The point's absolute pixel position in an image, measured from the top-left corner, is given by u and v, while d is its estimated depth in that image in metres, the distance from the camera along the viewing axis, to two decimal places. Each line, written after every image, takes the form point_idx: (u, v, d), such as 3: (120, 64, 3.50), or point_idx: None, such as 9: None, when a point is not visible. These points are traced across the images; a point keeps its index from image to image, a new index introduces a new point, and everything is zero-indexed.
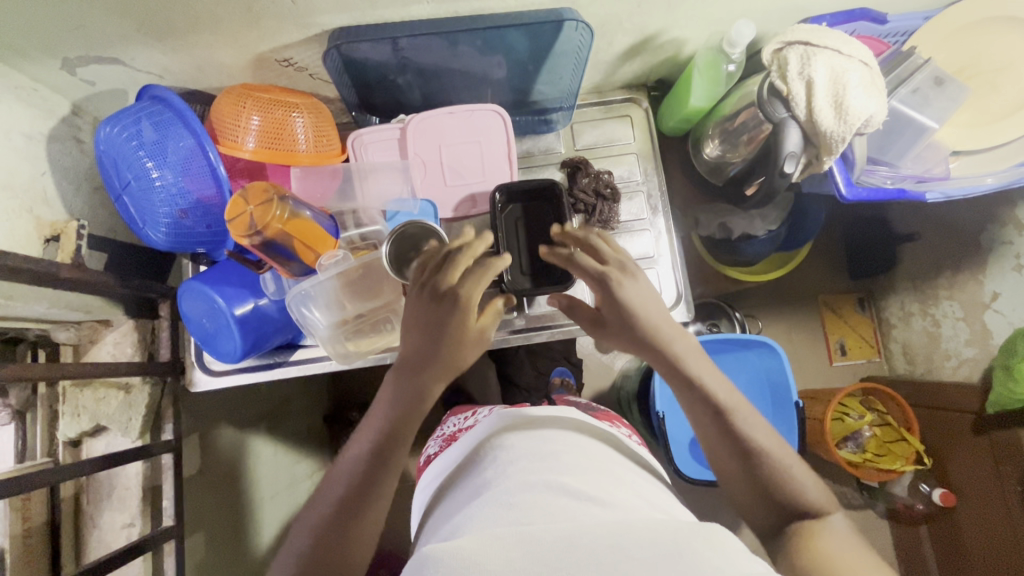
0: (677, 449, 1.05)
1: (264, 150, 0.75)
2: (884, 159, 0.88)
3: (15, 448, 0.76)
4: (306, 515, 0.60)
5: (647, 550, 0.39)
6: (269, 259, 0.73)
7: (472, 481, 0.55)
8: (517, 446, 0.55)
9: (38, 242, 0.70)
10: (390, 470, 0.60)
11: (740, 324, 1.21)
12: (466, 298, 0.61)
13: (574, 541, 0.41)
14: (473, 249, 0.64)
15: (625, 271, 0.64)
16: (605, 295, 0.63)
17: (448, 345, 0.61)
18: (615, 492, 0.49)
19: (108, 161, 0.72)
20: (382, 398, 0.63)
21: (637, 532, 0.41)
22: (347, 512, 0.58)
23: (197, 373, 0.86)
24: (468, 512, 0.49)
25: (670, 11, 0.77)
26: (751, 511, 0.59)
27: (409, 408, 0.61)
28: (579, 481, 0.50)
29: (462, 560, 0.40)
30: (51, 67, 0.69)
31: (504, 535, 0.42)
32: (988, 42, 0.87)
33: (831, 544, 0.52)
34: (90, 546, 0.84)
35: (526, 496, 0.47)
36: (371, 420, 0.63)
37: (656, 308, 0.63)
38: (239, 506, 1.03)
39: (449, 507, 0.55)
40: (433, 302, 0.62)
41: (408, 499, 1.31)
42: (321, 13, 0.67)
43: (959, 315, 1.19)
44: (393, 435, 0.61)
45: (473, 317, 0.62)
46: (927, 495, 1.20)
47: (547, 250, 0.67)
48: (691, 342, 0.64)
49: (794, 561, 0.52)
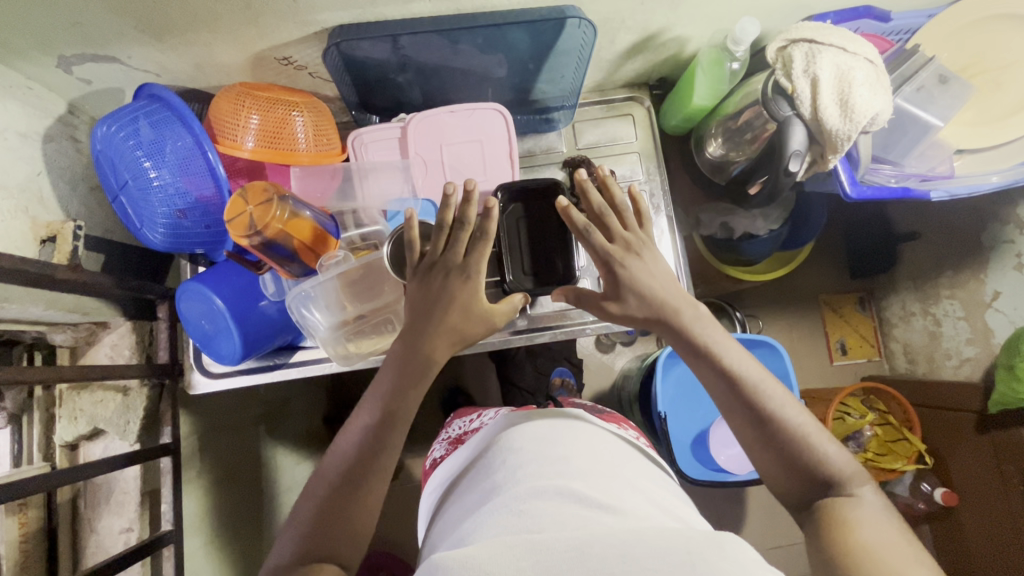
0: (678, 449, 1.04)
1: (264, 150, 0.75)
2: (888, 158, 0.87)
3: (13, 451, 0.75)
4: (310, 492, 0.59)
5: (659, 561, 0.38)
6: (269, 260, 0.72)
7: (482, 484, 0.54)
8: (525, 447, 0.55)
9: (34, 243, 0.69)
10: (395, 439, 0.61)
11: (740, 324, 1.21)
12: (474, 272, 0.63)
13: (585, 551, 0.40)
14: (468, 215, 0.58)
15: (631, 249, 0.64)
16: (609, 276, 0.65)
17: (454, 313, 0.63)
18: (624, 497, 0.48)
19: (106, 160, 0.71)
20: (385, 372, 0.64)
21: (649, 541, 0.40)
22: (354, 482, 0.58)
23: (197, 376, 0.84)
24: (480, 518, 0.48)
25: (673, 10, 0.76)
26: (780, 485, 0.59)
27: (413, 376, 0.63)
28: (589, 483, 0.49)
29: (472, 569, 0.40)
30: (47, 65, 0.68)
31: (514, 543, 0.42)
32: (991, 40, 0.87)
33: (867, 532, 0.51)
34: (87, 550, 0.83)
35: (537, 502, 0.47)
36: (374, 393, 0.64)
37: (659, 292, 0.64)
38: (237, 509, 1.02)
39: (458, 511, 0.54)
40: (444, 276, 0.63)
41: (407, 500, 1.30)
42: (320, 11, 0.66)
43: (960, 314, 1.19)
44: (399, 403, 0.62)
45: (481, 291, 0.64)
46: (928, 495, 1.18)
47: (567, 205, 0.63)
48: (701, 309, 0.64)
49: (827, 551, 0.51)
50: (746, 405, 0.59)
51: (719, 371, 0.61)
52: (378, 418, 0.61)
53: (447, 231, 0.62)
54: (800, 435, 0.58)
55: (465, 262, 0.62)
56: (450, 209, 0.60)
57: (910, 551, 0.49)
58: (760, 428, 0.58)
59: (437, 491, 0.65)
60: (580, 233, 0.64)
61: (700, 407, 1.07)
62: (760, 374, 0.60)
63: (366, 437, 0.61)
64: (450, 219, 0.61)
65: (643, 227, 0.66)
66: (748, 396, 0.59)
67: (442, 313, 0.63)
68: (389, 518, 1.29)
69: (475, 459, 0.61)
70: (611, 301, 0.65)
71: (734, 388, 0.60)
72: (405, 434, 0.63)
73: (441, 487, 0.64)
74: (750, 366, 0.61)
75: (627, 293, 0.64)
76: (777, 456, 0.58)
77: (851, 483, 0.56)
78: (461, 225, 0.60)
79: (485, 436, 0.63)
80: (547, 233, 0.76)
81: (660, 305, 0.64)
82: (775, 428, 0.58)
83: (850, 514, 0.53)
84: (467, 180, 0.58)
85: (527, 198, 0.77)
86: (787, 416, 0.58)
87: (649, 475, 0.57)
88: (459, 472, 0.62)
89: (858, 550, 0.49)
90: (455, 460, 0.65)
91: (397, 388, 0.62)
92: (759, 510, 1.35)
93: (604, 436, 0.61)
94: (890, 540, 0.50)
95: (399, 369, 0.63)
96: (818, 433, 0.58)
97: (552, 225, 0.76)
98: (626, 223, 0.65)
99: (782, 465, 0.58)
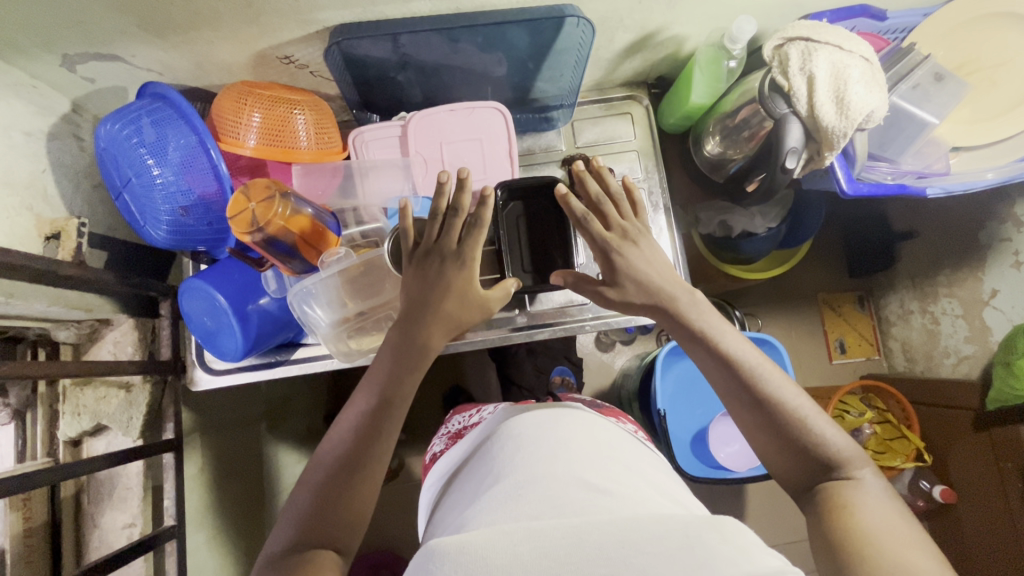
0: (678, 446, 1.04)
1: (265, 148, 0.75)
2: (884, 155, 0.88)
3: (14, 448, 0.77)
4: (306, 479, 0.60)
5: (658, 545, 0.39)
6: (270, 256, 0.73)
7: (481, 471, 0.55)
8: (523, 435, 0.56)
9: (38, 240, 0.70)
10: (392, 424, 0.62)
11: (740, 322, 1.22)
12: (469, 258, 0.65)
13: (583, 537, 0.40)
14: (462, 202, 0.61)
15: (627, 237, 0.66)
16: (607, 264, 0.66)
17: (451, 301, 0.65)
18: (620, 482, 0.49)
19: (109, 158, 0.71)
20: (382, 359, 0.65)
21: (646, 526, 0.41)
22: (352, 467, 0.59)
23: (198, 372, 0.84)
24: (479, 505, 0.49)
25: (671, 9, 0.77)
26: (782, 468, 0.59)
27: (410, 362, 0.64)
28: (587, 469, 0.50)
29: (469, 555, 0.40)
30: (51, 64, 0.69)
31: (512, 530, 0.42)
32: (986, 38, 0.87)
33: (867, 517, 0.51)
34: (90, 546, 0.83)
35: (535, 487, 0.48)
36: (371, 381, 0.64)
37: (656, 278, 0.66)
38: (239, 506, 1.02)
39: (457, 500, 0.55)
40: (439, 262, 0.65)
41: (407, 499, 1.30)
42: (321, 10, 0.67)
43: (958, 312, 1.19)
44: (396, 388, 0.63)
45: (475, 278, 0.66)
46: (926, 492, 1.19)
47: (566, 193, 0.64)
48: (697, 296, 0.66)
49: (828, 536, 0.51)
50: (744, 388, 0.60)
51: (716, 355, 0.62)
52: (375, 403, 0.62)
53: (441, 219, 0.64)
54: (798, 417, 0.58)
55: (459, 249, 0.64)
56: (444, 196, 0.63)
57: (910, 536, 0.49)
58: (759, 411, 0.59)
59: (436, 483, 0.65)
60: (579, 222, 0.65)
61: (699, 404, 1.07)
62: (756, 358, 0.61)
63: (364, 422, 0.61)
64: (444, 207, 0.64)
65: (638, 217, 0.68)
66: (746, 378, 0.60)
67: (438, 300, 0.65)
68: (389, 516, 1.30)
69: (474, 450, 0.62)
70: (609, 288, 0.67)
71: (731, 371, 0.61)
72: (402, 419, 0.63)
73: (440, 479, 0.65)
74: (747, 350, 0.62)
75: (626, 279, 0.66)
76: (777, 439, 0.58)
77: (851, 466, 0.56)
78: (455, 211, 0.62)
79: (485, 427, 0.64)
80: (545, 230, 0.77)
81: (659, 295, 0.65)
82: (774, 410, 0.58)
83: (851, 499, 0.53)
84: (461, 171, 0.61)
85: (526, 196, 0.77)
86: (785, 397, 0.59)
87: (645, 462, 0.57)
88: (458, 463, 0.63)
89: (858, 535, 0.49)
90: (454, 452, 0.66)
91: (395, 373, 0.64)
92: (759, 507, 1.36)
93: (601, 424, 0.61)
94: (889, 525, 0.50)
95: (396, 356, 0.64)
96: (818, 416, 0.59)
97: (550, 222, 0.77)
98: (623, 212, 0.67)
99: (782, 448, 0.58)
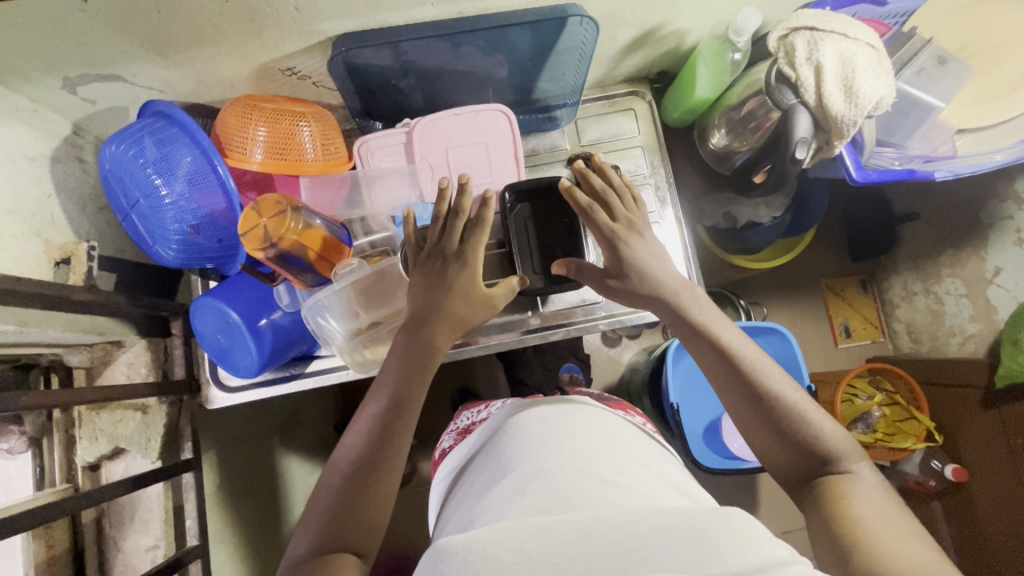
0: (693, 439, 1.06)
1: (272, 161, 0.74)
2: (891, 141, 0.88)
3: (34, 475, 0.76)
4: (322, 485, 0.60)
5: (664, 538, 0.39)
6: (284, 271, 0.72)
7: (489, 467, 0.55)
8: (529, 431, 0.56)
9: (48, 265, 0.70)
10: (404, 426, 0.62)
11: (744, 311, 1.23)
12: (471, 256, 0.65)
13: (590, 531, 0.40)
14: (463, 205, 0.62)
15: (633, 229, 0.68)
16: (612, 254, 0.67)
17: (456, 300, 0.65)
18: (629, 474, 0.50)
19: (115, 179, 0.71)
20: (388, 362, 0.65)
21: (651, 519, 0.41)
22: (365, 471, 0.59)
23: (214, 391, 0.84)
24: (489, 502, 0.49)
25: (673, 4, 0.77)
26: (779, 463, 0.59)
27: (417, 364, 0.64)
28: (597, 464, 0.50)
29: (478, 552, 0.40)
30: (52, 87, 0.67)
31: (519, 527, 0.42)
32: (986, 18, 0.87)
33: (866, 509, 0.51)
34: (114, 569, 0.83)
35: (544, 482, 0.48)
36: (379, 384, 0.64)
37: (662, 273, 0.66)
38: (255, 518, 1.02)
39: (466, 496, 0.55)
40: (442, 263, 0.65)
41: (421, 504, 1.30)
42: (324, 20, 0.66)
43: (961, 291, 1.20)
44: (406, 391, 0.62)
45: (479, 277, 0.66)
46: (938, 472, 1.20)
47: (570, 185, 0.66)
48: (701, 293, 0.67)
49: (830, 528, 0.51)
50: (743, 382, 0.60)
51: (719, 351, 0.62)
52: (385, 406, 0.62)
53: (442, 221, 0.66)
54: (798, 412, 0.58)
55: (461, 248, 0.64)
56: (445, 201, 0.64)
57: (908, 527, 0.49)
58: (758, 408, 0.59)
59: (446, 479, 0.65)
60: (584, 212, 0.67)
61: (710, 396, 1.08)
62: (755, 353, 0.62)
63: (375, 425, 0.61)
64: (444, 211, 0.65)
65: (641, 209, 0.70)
66: (746, 373, 0.60)
67: (444, 302, 0.65)
68: (404, 521, 1.30)
69: (482, 446, 0.62)
70: (615, 279, 0.68)
71: (735, 367, 0.61)
72: (413, 421, 0.63)
73: (451, 474, 0.65)
74: (746, 346, 0.62)
75: (631, 272, 0.67)
76: (775, 436, 0.59)
77: (847, 459, 0.57)
78: (456, 213, 0.63)
79: (492, 424, 0.64)
80: (556, 229, 0.77)
81: (670, 290, 0.66)
82: (773, 405, 0.59)
83: (848, 490, 0.54)
84: (461, 175, 0.62)
85: (534, 198, 0.77)
86: (785, 392, 0.59)
87: (654, 453, 0.58)
88: (468, 459, 0.63)
89: (859, 526, 0.49)
90: (463, 449, 0.66)
91: (403, 376, 0.63)
92: (771, 495, 1.36)
93: (609, 417, 0.62)
94: (888, 516, 0.50)
95: (403, 358, 0.64)
96: (815, 411, 0.59)
97: (559, 222, 0.77)
98: (627, 204, 0.69)
99: (779, 443, 0.59)
